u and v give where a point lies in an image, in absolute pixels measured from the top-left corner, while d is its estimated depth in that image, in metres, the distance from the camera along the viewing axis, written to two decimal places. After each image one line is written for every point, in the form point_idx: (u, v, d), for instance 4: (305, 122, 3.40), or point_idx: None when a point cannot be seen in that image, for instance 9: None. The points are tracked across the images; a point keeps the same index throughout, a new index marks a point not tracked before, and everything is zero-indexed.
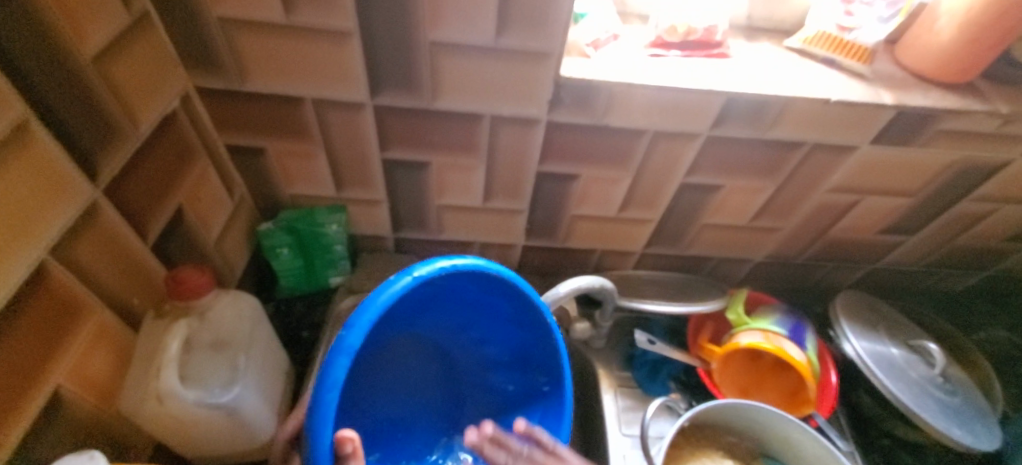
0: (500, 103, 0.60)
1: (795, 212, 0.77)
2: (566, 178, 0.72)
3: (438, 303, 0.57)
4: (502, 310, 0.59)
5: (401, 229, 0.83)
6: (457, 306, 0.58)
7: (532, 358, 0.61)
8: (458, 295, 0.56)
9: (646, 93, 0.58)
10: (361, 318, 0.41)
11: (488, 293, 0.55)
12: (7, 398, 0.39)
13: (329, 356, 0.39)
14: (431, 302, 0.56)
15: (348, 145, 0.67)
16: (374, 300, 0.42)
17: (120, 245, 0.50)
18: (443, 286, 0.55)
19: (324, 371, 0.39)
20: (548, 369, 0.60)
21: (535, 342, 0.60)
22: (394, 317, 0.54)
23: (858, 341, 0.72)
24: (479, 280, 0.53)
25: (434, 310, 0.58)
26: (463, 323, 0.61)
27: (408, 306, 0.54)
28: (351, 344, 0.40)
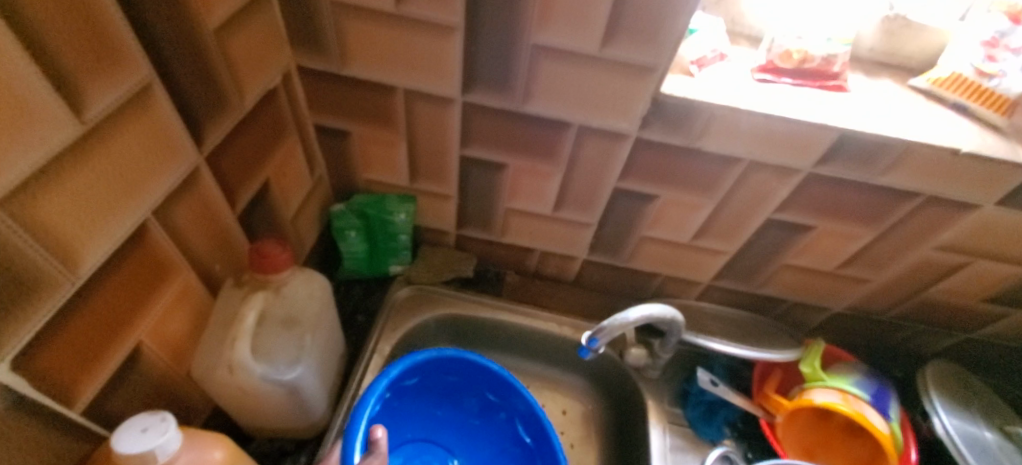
0: (592, 114, 0.58)
1: (890, 266, 0.70)
2: (643, 198, 0.69)
3: (446, 391, 0.73)
4: (504, 404, 0.72)
5: (465, 227, 0.82)
6: (466, 398, 0.74)
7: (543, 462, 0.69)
8: (477, 386, 0.72)
9: (751, 121, 0.54)
10: (393, 368, 0.63)
11: (490, 380, 0.71)
12: (90, 353, 0.40)
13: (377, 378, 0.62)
14: (449, 383, 0.72)
15: (430, 139, 0.67)
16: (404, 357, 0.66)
17: (212, 211, 0.51)
18: (468, 384, 0.73)
19: (371, 387, 0.60)
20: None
21: (539, 436, 0.70)
22: (412, 405, 0.71)
23: (947, 418, 0.66)
24: (467, 367, 0.71)
25: (442, 401, 0.74)
26: (472, 426, 0.75)
27: (430, 386, 0.72)
28: (386, 379, 0.62)
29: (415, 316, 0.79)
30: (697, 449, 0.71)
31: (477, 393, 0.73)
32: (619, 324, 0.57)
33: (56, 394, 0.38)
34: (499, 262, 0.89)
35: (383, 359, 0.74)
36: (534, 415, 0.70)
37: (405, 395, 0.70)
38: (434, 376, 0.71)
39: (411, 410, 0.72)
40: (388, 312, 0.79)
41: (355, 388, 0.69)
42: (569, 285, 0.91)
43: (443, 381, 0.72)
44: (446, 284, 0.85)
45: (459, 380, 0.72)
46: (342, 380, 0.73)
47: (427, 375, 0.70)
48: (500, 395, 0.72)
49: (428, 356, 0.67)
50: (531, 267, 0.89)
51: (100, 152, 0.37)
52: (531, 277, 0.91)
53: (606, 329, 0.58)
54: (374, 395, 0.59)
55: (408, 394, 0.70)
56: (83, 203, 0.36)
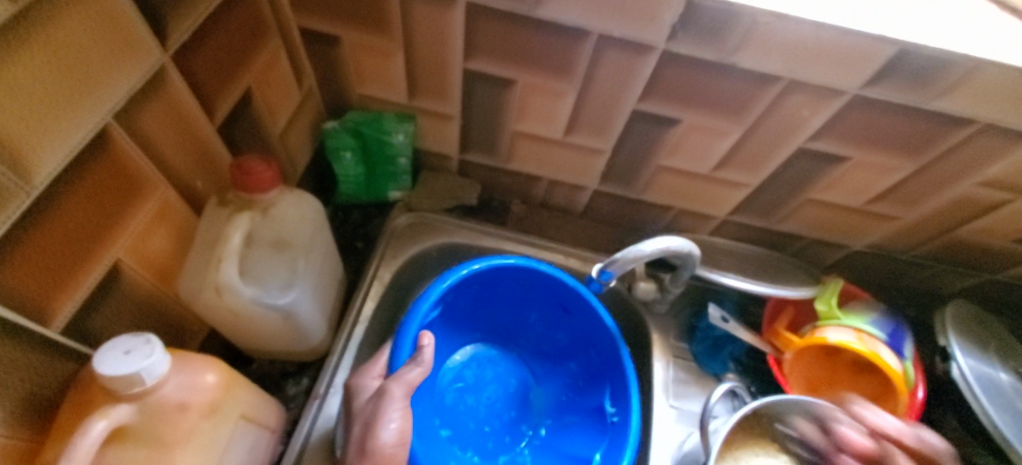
0: (612, 21, 0.50)
1: (924, 202, 0.66)
2: (663, 122, 0.63)
3: (515, 301, 0.73)
4: (570, 318, 0.71)
5: (468, 151, 0.77)
6: (534, 309, 0.73)
7: (605, 377, 0.67)
8: (541, 298, 0.71)
9: (797, 30, 0.47)
10: (447, 277, 0.63)
11: (559, 293, 0.68)
12: (58, 270, 0.37)
13: (427, 289, 0.62)
14: (517, 294, 0.72)
15: (430, 48, 0.60)
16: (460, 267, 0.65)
17: (186, 121, 0.46)
18: (533, 295, 0.71)
19: (423, 295, 0.61)
20: (616, 392, 0.64)
21: (608, 354, 0.67)
22: (482, 310, 0.73)
23: (964, 360, 0.64)
24: (536, 280, 0.68)
25: (513, 310, 0.74)
26: (543, 336, 0.75)
27: (498, 294, 0.72)
28: (433, 294, 0.62)
29: (415, 244, 0.77)
30: (700, 382, 0.70)
31: (543, 305, 0.72)
32: (634, 257, 0.54)
33: (29, 312, 0.35)
34: (504, 190, 0.85)
35: (383, 286, 0.72)
36: (605, 334, 0.66)
37: (470, 300, 0.71)
38: (500, 283, 0.70)
39: (484, 313, 0.74)
40: (387, 240, 0.76)
41: (355, 315, 0.67)
42: (576, 216, 0.86)
43: (509, 290, 0.71)
44: (447, 211, 0.80)
45: (532, 292, 0.71)
46: (342, 307, 0.71)
47: (493, 281, 0.69)
48: (570, 309, 0.69)
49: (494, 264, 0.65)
50: (537, 196, 0.84)
51: (40, 39, 0.31)
52: (537, 206, 0.86)
53: (619, 261, 0.55)
54: (425, 303, 0.60)
55: (476, 298, 0.71)
56: (29, 100, 0.31)
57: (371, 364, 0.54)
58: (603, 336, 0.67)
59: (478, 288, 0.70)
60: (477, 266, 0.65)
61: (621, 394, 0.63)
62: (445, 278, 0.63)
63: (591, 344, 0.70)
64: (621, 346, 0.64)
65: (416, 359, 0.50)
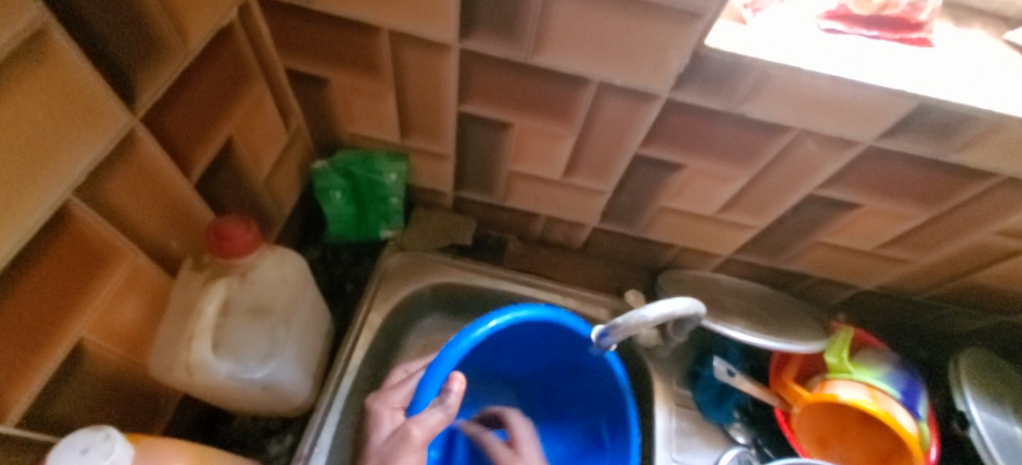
0: (615, 70, 0.48)
1: (938, 248, 0.63)
2: (667, 167, 0.60)
3: (544, 349, 0.68)
4: (592, 375, 0.66)
5: (462, 188, 0.74)
6: (560, 360, 0.68)
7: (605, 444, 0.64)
8: (569, 350, 0.66)
9: (812, 82, 0.44)
10: (485, 324, 0.58)
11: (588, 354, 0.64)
12: (15, 362, 0.34)
13: (456, 338, 0.57)
14: (547, 343, 0.67)
15: (422, 90, 0.57)
16: (512, 315, 0.60)
17: (159, 182, 0.43)
18: (559, 346, 0.66)
19: (449, 347, 0.56)
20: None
21: (616, 412, 0.63)
22: (506, 349, 0.68)
23: (978, 411, 0.61)
24: (572, 336, 0.63)
25: (539, 355, 0.69)
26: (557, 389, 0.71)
27: (531, 342, 0.67)
28: (474, 334, 0.57)
29: (405, 285, 0.73)
30: (702, 435, 0.67)
31: (568, 355, 0.67)
32: (636, 324, 0.51)
33: None
34: (500, 227, 0.82)
35: (374, 331, 0.68)
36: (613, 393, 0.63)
37: (502, 344, 0.66)
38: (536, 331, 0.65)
39: (511, 353, 0.69)
40: (378, 282, 0.71)
41: (343, 366, 0.63)
42: (575, 252, 0.84)
43: (543, 338, 0.66)
44: (442, 250, 0.77)
45: (562, 345, 0.66)
46: (330, 355, 0.68)
47: (529, 329, 0.64)
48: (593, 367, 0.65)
49: (549, 316, 0.61)
50: (535, 232, 0.82)
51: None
52: (535, 243, 0.83)
53: (621, 326, 0.53)
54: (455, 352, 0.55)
55: (511, 340, 0.66)
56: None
57: (396, 394, 0.52)
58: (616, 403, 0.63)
59: (518, 332, 0.64)
60: (524, 315, 0.60)
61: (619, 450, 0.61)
62: (484, 327, 0.58)
63: (602, 408, 0.66)
64: (631, 418, 0.61)
65: (440, 403, 0.45)
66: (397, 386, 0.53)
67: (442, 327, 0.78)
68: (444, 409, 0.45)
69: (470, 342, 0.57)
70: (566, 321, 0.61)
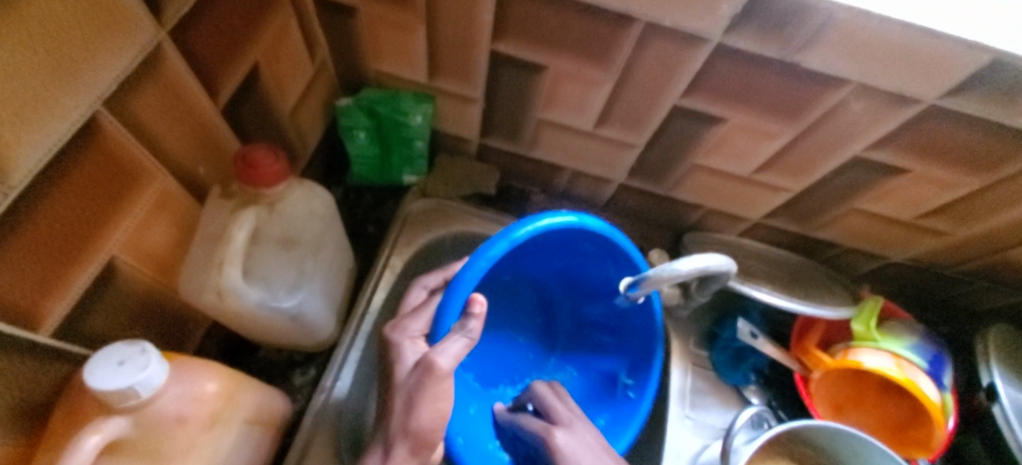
0: (665, 8, 0.45)
1: (982, 220, 0.60)
2: (706, 121, 0.58)
3: (578, 263, 0.62)
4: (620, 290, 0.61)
5: (488, 135, 0.72)
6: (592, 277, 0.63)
7: (630, 342, 0.64)
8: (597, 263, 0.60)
9: (880, 30, 0.41)
10: (529, 224, 0.49)
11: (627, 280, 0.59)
12: (50, 269, 0.34)
13: (495, 237, 0.48)
14: (581, 256, 0.60)
15: (455, 24, 0.54)
16: (559, 218, 0.51)
17: (186, 103, 0.42)
18: (587, 256, 0.60)
19: (484, 248, 0.47)
20: (635, 367, 0.62)
21: (639, 343, 0.62)
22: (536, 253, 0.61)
23: (1005, 387, 0.60)
24: (617, 257, 0.57)
25: (569, 269, 0.64)
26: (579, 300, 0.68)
27: (567, 253, 0.60)
28: (517, 235, 0.48)
29: (430, 231, 0.72)
30: (718, 394, 0.67)
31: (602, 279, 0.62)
32: (667, 276, 0.50)
33: (20, 318, 0.32)
34: (523, 178, 0.80)
35: (395, 275, 0.68)
36: (644, 312, 0.60)
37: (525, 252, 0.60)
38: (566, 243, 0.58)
39: (545, 262, 0.64)
40: (401, 226, 0.71)
41: (365, 307, 0.64)
42: (598, 209, 0.82)
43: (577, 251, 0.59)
44: (464, 198, 0.76)
45: (598, 262, 0.60)
46: (351, 295, 0.68)
47: (570, 238, 0.57)
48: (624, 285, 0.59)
49: (602, 230, 0.53)
50: (559, 186, 0.80)
51: (22, 15, 0.27)
52: (558, 197, 0.82)
53: (650, 279, 0.51)
54: (485, 261, 0.47)
55: (551, 246, 0.60)
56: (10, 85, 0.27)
57: (415, 321, 0.46)
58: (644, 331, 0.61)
59: (560, 242, 0.58)
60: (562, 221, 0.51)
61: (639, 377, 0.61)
62: (526, 227, 0.49)
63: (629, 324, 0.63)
64: (658, 351, 0.60)
65: (460, 328, 0.41)
66: (419, 311, 0.48)
67: None
68: (466, 335, 0.41)
69: (512, 241, 0.48)
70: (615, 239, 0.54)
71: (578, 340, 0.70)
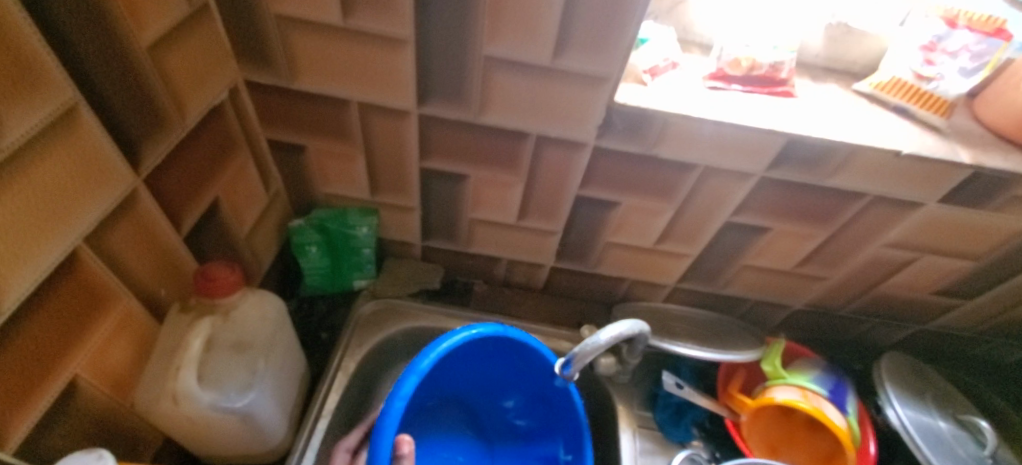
0: (548, 124, 0.57)
1: (844, 263, 0.72)
2: (605, 204, 0.70)
3: (488, 363, 0.67)
4: (533, 376, 0.67)
5: (428, 238, 0.81)
6: (499, 372, 0.68)
7: (558, 425, 0.68)
8: (499, 360, 0.66)
9: (703, 127, 0.55)
10: (433, 349, 0.54)
11: (537, 361, 0.64)
12: (20, 388, 0.38)
13: (404, 372, 0.52)
14: (490, 357, 0.66)
15: (388, 151, 0.65)
16: (454, 336, 0.56)
17: (154, 234, 0.50)
18: (489, 350, 0.64)
19: (396, 387, 0.50)
20: (570, 441, 0.66)
21: (569, 423, 0.66)
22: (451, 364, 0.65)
23: (901, 409, 0.67)
24: (526, 350, 0.63)
25: (487, 367, 0.67)
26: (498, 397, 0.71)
27: (480, 355, 0.65)
28: (422, 366, 0.52)
29: (379, 332, 0.77)
30: (665, 452, 0.71)
31: (517, 373, 0.68)
32: (591, 348, 0.56)
33: None
34: (465, 272, 0.89)
35: (349, 377, 0.71)
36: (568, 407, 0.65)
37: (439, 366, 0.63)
38: (464, 353, 0.63)
39: (461, 373, 0.68)
40: (352, 329, 0.75)
41: (319, 409, 0.66)
42: (537, 291, 0.91)
43: (478, 356, 0.65)
44: (411, 296, 0.82)
45: (504, 355, 0.65)
46: (306, 400, 0.71)
47: (474, 346, 0.62)
48: (531, 371, 0.66)
49: (493, 331, 0.59)
50: (499, 276, 0.89)
51: (18, 180, 0.35)
52: (500, 286, 0.91)
53: (578, 355, 0.57)
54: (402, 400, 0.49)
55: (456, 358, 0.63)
56: (3, 232, 0.35)
57: None
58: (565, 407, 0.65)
59: (469, 349, 0.63)
60: (476, 331, 0.58)
61: (576, 450, 0.65)
62: (432, 354, 0.53)
63: (552, 413, 0.68)
64: (584, 425, 0.64)
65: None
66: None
67: None
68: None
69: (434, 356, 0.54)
70: (511, 335, 0.60)
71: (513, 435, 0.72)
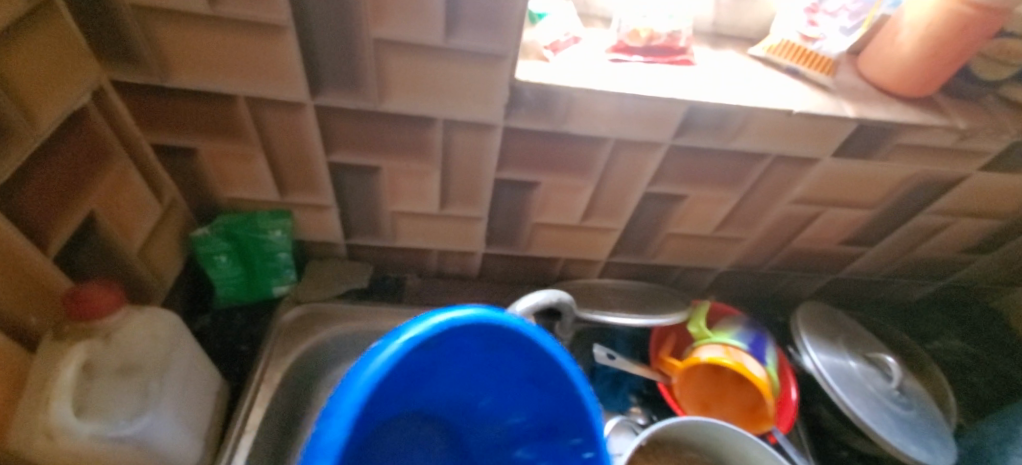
0: (452, 107, 0.55)
1: (759, 222, 0.76)
2: (525, 185, 0.69)
3: (449, 365, 0.60)
4: (517, 369, 0.60)
5: (351, 236, 0.78)
6: (464, 370, 0.62)
7: (561, 414, 0.60)
8: (477, 356, 0.59)
9: (606, 100, 0.55)
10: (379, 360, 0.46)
11: (522, 348, 0.57)
12: None
13: (341, 390, 0.44)
14: (488, 353, 0.59)
15: (290, 147, 0.61)
16: (411, 336, 0.48)
17: (13, 257, 0.44)
18: (451, 350, 0.57)
19: (331, 410, 0.43)
20: (580, 427, 0.58)
21: (577, 416, 0.58)
22: (416, 374, 0.58)
23: (817, 354, 0.70)
24: (507, 335, 0.55)
25: (488, 366, 0.61)
26: (490, 401, 0.66)
27: (443, 356, 0.57)
28: (357, 385, 0.44)
29: (306, 338, 0.74)
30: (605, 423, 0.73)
31: (502, 371, 0.61)
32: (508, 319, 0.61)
33: None
34: (395, 267, 0.86)
35: (274, 389, 0.67)
36: (571, 396, 0.58)
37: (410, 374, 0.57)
38: (432, 356, 0.56)
39: (424, 380, 0.61)
40: (274, 338, 0.72)
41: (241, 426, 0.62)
42: (473, 280, 0.90)
43: (449, 359, 0.58)
44: (340, 297, 0.79)
45: (465, 345, 0.57)
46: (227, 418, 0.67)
47: (439, 349, 0.55)
48: (502, 361, 0.59)
49: (472, 321, 0.52)
50: (431, 267, 0.87)
51: None
52: (434, 277, 0.89)
53: None
54: (344, 429, 0.42)
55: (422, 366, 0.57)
56: None
57: None
58: (566, 394, 0.58)
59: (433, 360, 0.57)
60: (438, 324, 0.50)
61: (590, 439, 0.57)
62: (376, 363, 0.46)
63: (550, 402, 0.61)
64: (593, 411, 0.57)
65: None
66: None
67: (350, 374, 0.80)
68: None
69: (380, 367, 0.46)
70: (465, 323, 0.52)
71: (495, 427, 0.68)
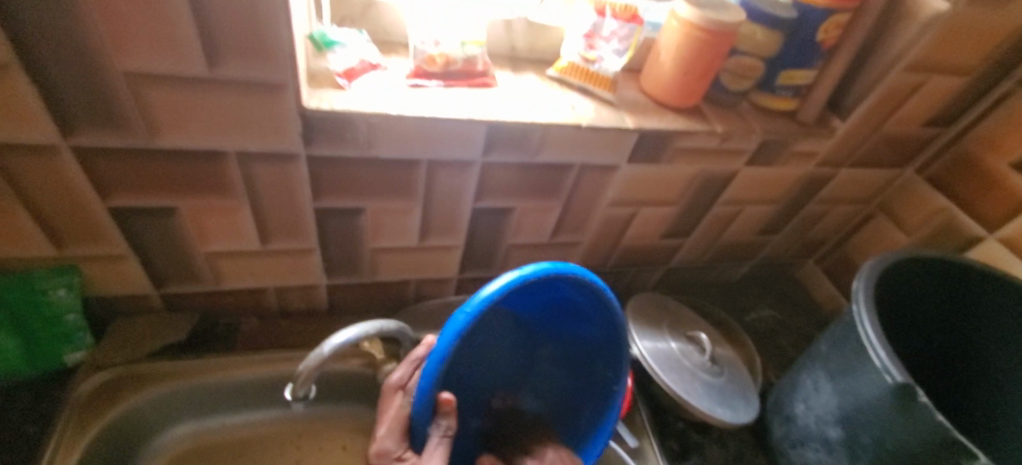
0: (241, 139, 0.53)
1: (587, 226, 0.81)
2: (351, 212, 0.68)
3: (565, 305, 0.66)
4: (565, 304, 0.66)
5: (164, 284, 0.70)
6: (577, 314, 0.67)
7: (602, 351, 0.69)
8: (533, 296, 0.63)
9: (406, 123, 0.56)
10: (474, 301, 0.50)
11: (586, 291, 0.62)
12: None
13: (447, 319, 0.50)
14: (547, 296, 0.64)
15: (56, 195, 0.54)
16: (519, 272, 0.53)
17: None
18: (539, 288, 0.62)
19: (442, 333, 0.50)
20: (611, 359, 0.68)
21: (604, 343, 0.68)
22: (501, 313, 0.63)
23: (642, 343, 0.77)
24: (582, 285, 0.60)
25: (537, 304, 0.65)
26: (536, 338, 0.69)
27: (544, 294, 0.63)
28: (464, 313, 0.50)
29: (112, 405, 0.66)
30: None
31: (562, 306, 0.66)
32: (313, 360, 0.55)
33: None
34: (229, 311, 0.79)
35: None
36: (602, 327, 0.67)
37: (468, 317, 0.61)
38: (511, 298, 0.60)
39: (539, 315, 0.67)
40: (68, 410, 0.63)
41: None
42: (324, 314, 0.86)
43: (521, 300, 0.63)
44: (157, 354, 0.72)
45: (557, 289, 0.63)
46: None
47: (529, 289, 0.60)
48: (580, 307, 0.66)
49: (546, 270, 0.55)
50: (273, 307, 0.81)
51: None
52: (278, 316, 0.83)
53: (307, 370, 0.56)
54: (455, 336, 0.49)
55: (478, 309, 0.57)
56: None
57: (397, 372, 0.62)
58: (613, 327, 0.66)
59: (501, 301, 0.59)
60: (530, 271, 0.54)
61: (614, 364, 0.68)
62: (492, 287, 0.51)
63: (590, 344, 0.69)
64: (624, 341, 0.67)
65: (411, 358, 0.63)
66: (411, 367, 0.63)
67: (183, 432, 0.74)
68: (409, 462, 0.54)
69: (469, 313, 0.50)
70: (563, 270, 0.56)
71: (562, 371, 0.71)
